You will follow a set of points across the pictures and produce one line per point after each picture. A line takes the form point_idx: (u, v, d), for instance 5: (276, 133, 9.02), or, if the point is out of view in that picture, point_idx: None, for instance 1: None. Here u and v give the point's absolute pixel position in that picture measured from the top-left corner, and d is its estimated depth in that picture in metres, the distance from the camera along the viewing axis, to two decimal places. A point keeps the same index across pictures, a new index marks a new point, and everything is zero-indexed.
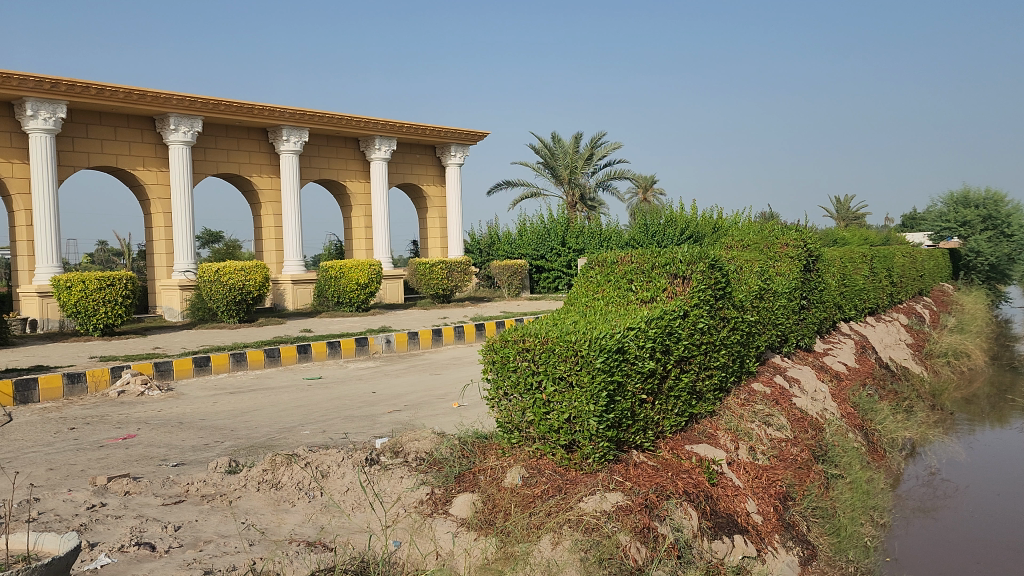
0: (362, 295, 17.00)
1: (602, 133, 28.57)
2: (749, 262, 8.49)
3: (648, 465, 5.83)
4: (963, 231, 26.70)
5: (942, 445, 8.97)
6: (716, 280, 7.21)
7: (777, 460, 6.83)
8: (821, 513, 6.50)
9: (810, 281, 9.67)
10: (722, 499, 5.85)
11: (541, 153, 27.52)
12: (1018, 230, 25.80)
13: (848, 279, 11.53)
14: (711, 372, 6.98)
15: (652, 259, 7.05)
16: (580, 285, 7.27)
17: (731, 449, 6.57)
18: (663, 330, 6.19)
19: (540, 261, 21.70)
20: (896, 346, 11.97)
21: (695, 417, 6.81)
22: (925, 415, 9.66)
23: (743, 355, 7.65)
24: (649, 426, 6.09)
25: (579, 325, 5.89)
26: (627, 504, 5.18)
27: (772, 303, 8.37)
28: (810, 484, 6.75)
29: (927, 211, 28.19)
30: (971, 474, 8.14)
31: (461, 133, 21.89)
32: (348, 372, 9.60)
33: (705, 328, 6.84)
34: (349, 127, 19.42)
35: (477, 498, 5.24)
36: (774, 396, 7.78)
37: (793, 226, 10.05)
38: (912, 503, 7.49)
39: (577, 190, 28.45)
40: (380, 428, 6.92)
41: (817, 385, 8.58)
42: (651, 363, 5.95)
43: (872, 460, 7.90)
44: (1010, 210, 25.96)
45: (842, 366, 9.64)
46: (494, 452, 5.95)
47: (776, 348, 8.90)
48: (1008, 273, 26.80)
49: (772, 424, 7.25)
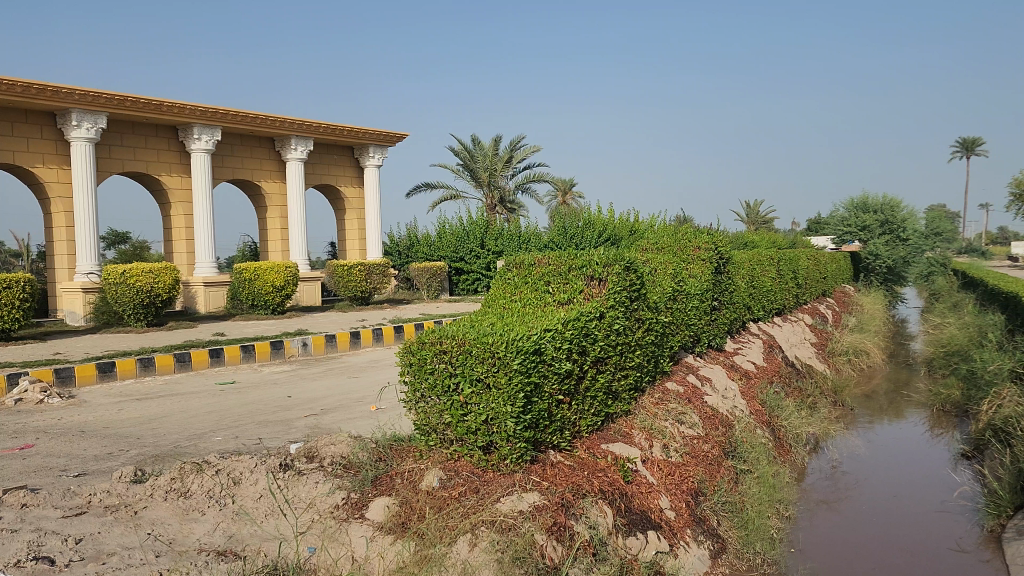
0: (277, 297, 16.66)
1: (522, 136, 28.74)
2: (663, 263, 8.70)
3: (564, 465, 5.92)
4: (863, 235, 27.89)
5: (843, 441, 9.39)
6: (632, 281, 7.35)
7: (689, 457, 7.01)
8: (730, 507, 6.73)
9: (721, 283, 9.96)
10: (636, 496, 5.99)
11: (461, 154, 27.50)
12: (912, 235, 27.09)
13: (757, 280, 11.92)
14: (627, 372, 7.14)
15: (569, 261, 7.14)
16: (498, 286, 7.32)
17: (645, 447, 6.72)
18: (580, 331, 6.28)
19: (459, 263, 21.69)
20: (801, 345, 12.46)
21: (611, 417, 6.94)
22: (827, 411, 10.08)
23: (657, 355, 7.84)
24: (567, 426, 6.19)
25: (495, 326, 5.93)
26: (544, 504, 5.24)
27: (684, 304, 8.59)
28: (720, 479, 6.97)
29: (830, 216, 29.36)
30: (870, 467, 8.55)
31: (379, 133, 21.68)
32: (263, 376, 9.40)
33: (620, 329, 6.97)
34: (264, 126, 19.01)
35: (394, 501, 5.21)
36: (687, 395, 7.98)
37: (705, 228, 10.33)
38: (816, 496, 7.82)
39: (496, 192, 28.54)
40: (295, 433, 6.80)
41: (727, 383, 8.86)
42: (567, 365, 6.04)
43: (778, 455, 8.21)
44: (905, 216, 27.26)
45: (750, 365, 9.96)
46: (412, 454, 5.93)
47: (689, 348, 9.14)
48: (904, 275, 28.13)
49: (685, 422, 7.45)
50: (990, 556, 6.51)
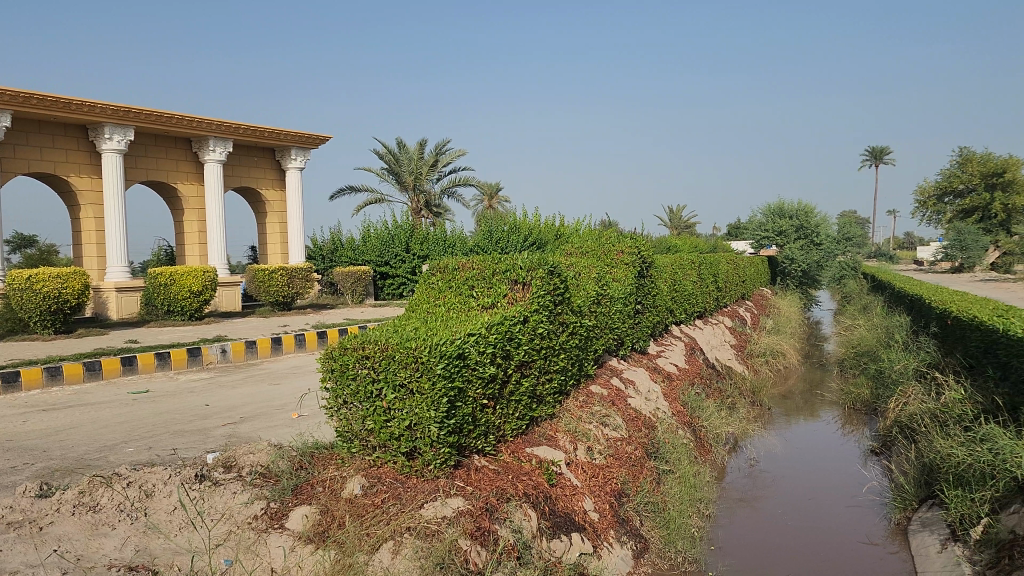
0: (195, 302, 16.19)
1: (447, 140, 28.67)
2: (587, 268, 8.80)
3: (489, 469, 5.92)
4: (779, 240, 28.71)
5: (760, 440, 9.66)
6: (556, 286, 7.40)
7: (612, 459, 7.09)
8: (652, 507, 6.84)
9: (644, 286, 10.11)
10: (560, 499, 6.02)
11: (386, 158, 27.25)
12: (825, 240, 28.06)
13: (678, 283, 12.16)
14: (551, 376, 7.18)
15: (493, 265, 7.14)
16: (422, 291, 7.26)
17: (569, 450, 6.78)
18: (503, 335, 6.29)
19: (385, 268, 21.47)
20: (721, 347, 12.77)
21: (536, 421, 6.97)
22: (746, 410, 10.36)
23: (582, 358, 7.92)
24: (491, 431, 6.19)
25: (419, 331, 5.88)
26: (468, 509, 5.22)
27: (608, 308, 8.70)
28: (642, 480, 7.08)
29: (748, 221, 30.17)
30: (786, 465, 8.81)
31: (302, 137, 21.32)
32: (180, 385, 9.12)
33: (544, 333, 7.00)
34: (180, 127, 18.46)
35: (315, 510, 5.11)
36: (610, 397, 8.08)
37: (628, 232, 10.48)
38: (736, 494, 8.02)
39: (422, 196, 28.43)
40: (212, 442, 6.61)
41: (650, 385, 9.01)
42: (492, 369, 6.05)
43: (699, 454, 8.39)
44: (818, 222, 28.21)
45: (672, 367, 10.16)
46: (335, 461, 5.83)
47: (613, 350, 9.26)
48: (818, 279, 29.09)
49: (608, 424, 7.53)
50: (897, 547, 6.78)
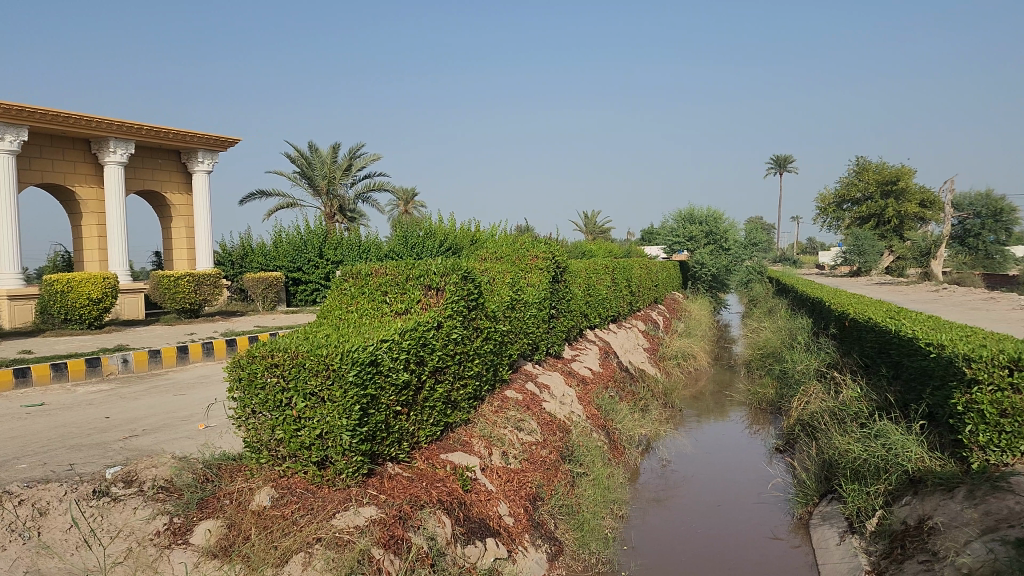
0: (95, 311, 15.55)
1: (360, 144, 28.30)
2: (501, 273, 8.83)
3: (403, 476, 5.86)
4: (690, 245, 29.39)
5: (672, 440, 9.89)
6: (469, 291, 7.39)
7: (527, 463, 7.12)
8: (566, 510, 6.92)
9: (558, 291, 10.20)
10: (475, 505, 6.01)
11: (297, 161, 26.68)
12: (732, 245, 28.93)
13: (592, 287, 12.33)
14: (466, 381, 7.18)
15: (406, 270, 7.09)
16: (334, 297, 7.14)
17: (484, 455, 6.77)
18: (417, 341, 6.25)
19: (296, 274, 21.04)
20: (634, 350, 13.00)
21: (450, 426, 6.94)
22: (658, 412, 10.58)
23: (496, 363, 7.95)
24: (405, 437, 6.14)
25: (330, 338, 5.78)
26: (381, 518, 5.16)
27: (523, 312, 8.75)
28: (557, 483, 7.14)
29: (660, 226, 30.86)
30: (696, 465, 9.05)
31: (209, 139, 20.70)
32: (77, 397, 8.71)
33: (458, 338, 7.00)
34: (78, 127, 17.64)
35: (220, 524, 4.96)
36: (526, 402, 8.13)
37: (541, 238, 10.57)
38: (649, 494, 8.18)
39: (336, 201, 28.01)
40: (112, 456, 6.34)
41: (564, 389, 9.09)
42: (405, 375, 6.01)
43: (613, 457, 8.53)
44: (726, 227, 29.08)
45: (587, 371, 10.28)
46: (243, 472, 5.67)
47: (528, 355, 9.32)
48: (727, 282, 29.98)
49: (523, 429, 7.58)
50: (800, 541, 7.03)
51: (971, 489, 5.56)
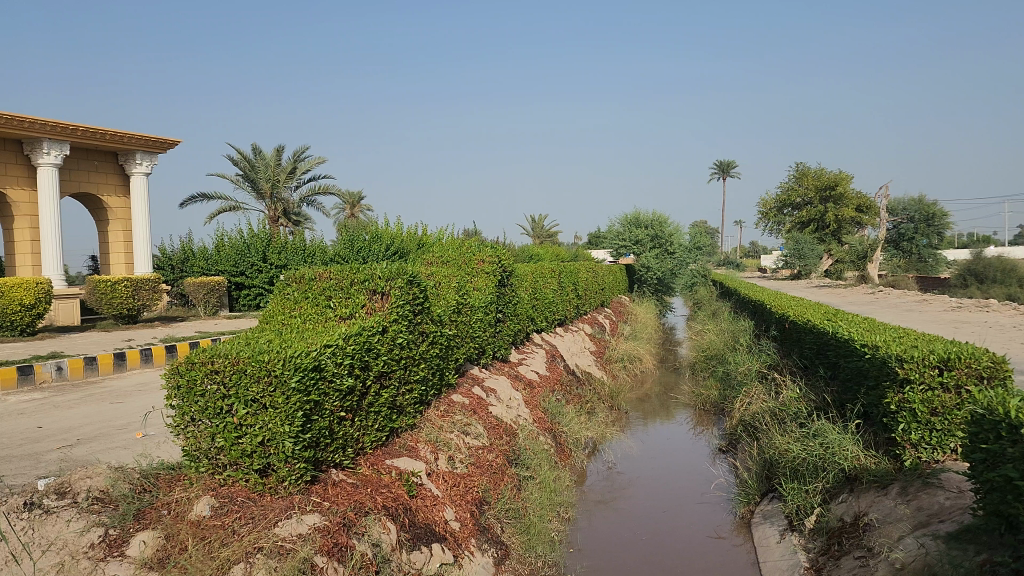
0: (27, 317, 15.06)
1: (304, 146, 27.93)
2: (447, 277, 8.80)
3: (347, 483, 5.80)
4: (636, 249, 29.70)
5: (618, 443, 9.98)
6: (415, 295, 7.35)
7: (474, 468, 7.11)
8: (513, 513, 6.92)
9: (504, 295, 10.22)
10: (420, 510, 5.97)
11: (240, 164, 26.21)
12: (677, 249, 29.31)
13: (539, 291, 12.36)
14: (411, 386, 7.15)
15: (350, 274, 6.99)
16: (276, 302, 7.02)
17: (431, 460, 6.74)
18: (362, 346, 6.19)
19: (239, 278, 20.61)
20: (581, 354, 13.08)
21: (396, 432, 6.90)
22: (604, 415, 10.67)
23: (443, 368, 7.92)
24: (349, 444, 6.08)
25: (272, 343, 5.69)
26: (324, 525, 5.09)
27: (469, 317, 8.74)
28: (503, 487, 7.14)
29: (607, 230, 31.12)
30: (642, 466, 9.15)
31: (148, 140, 20.21)
32: (8, 406, 8.42)
33: (404, 342, 6.97)
34: (9, 127, 17.00)
35: (157, 535, 4.83)
36: (472, 406, 8.12)
37: (488, 243, 10.57)
38: (595, 497, 8.24)
39: (280, 205, 27.61)
40: (45, 467, 6.15)
41: (511, 393, 9.10)
42: (350, 381, 5.95)
43: (559, 459, 8.57)
44: (671, 231, 29.47)
45: (534, 374, 10.32)
46: (181, 481, 5.53)
47: (475, 359, 9.31)
48: (672, 286, 30.38)
49: (470, 433, 7.57)
50: (742, 540, 7.15)
51: (904, 486, 5.74)
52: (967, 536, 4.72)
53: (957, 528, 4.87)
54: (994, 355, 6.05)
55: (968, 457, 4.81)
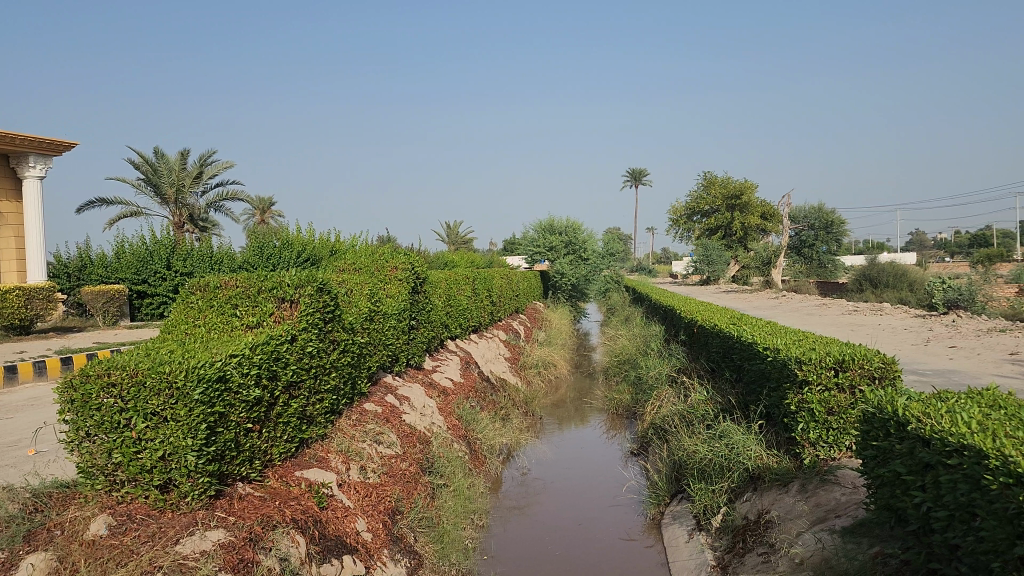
0: None
1: (211, 150, 27.13)
2: (359, 284, 8.71)
3: (254, 496, 5.64)
4: (550, 255, 29.98)
5: (532, 449, 10.05)
6: (325, 303, 7.25)
7: (387, 477, 7.03)
8: (426, 522, 6.87)
9: (418, 302, 10.17)
10: (331, 522, 5.86)
11: (142, 168, 25.20)
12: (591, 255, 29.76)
13: (453, 299, 12.32)
14: (323, 396, 7.03)
15: (257, 282, 6.86)
16: (179, 311, 6.78)
17: (342, 471, 6.63)
18: (270, 355, 6.06)
19: (142, 286, 19.79)
20: (495, 360, 13.09)
21: (306, 442, 6.76)
22: (518, 421, 10.72)
23: (354, 376, 7.81)
24: (256, 456, 5.92)
25: (173, 354, 5.49)
26: (229, 541, 4.93)
27: (382, 324, 8.66)
28: (416, 496, 7.07)
29: (522, 237, 31.28)
30: (555, 471, 9.23)
31: (43, 142, 19.28)
32: None
33: (314, 351, 6.85)
34: None
35: (47, 557, 4.53)
36: (385, 415, 8.03)
37: (401, 250, 10.52)
38: (510, 503, 8.27)
39: (185, 210, 26.76)
40: None
41: (425, 401, 9.06)
42: (256, 392, 5.80)
43: (474, 466, 8.56)
44: (584, 238, 29.90)
45: (448, 382, 10.28)
46: (75, 499, 5.24)
47: (388, 367, 9.22)
48: (586, 292, 30.79)
49: (382, 442, 7.49)
50: (653, 541, 7.29)
51: (803, 483, 5.97)
52: (861, 530, 4.93)
53: (852, 523, 5.09)
54: (884, 355, 6.39)
55: (861, 454, 5.04)
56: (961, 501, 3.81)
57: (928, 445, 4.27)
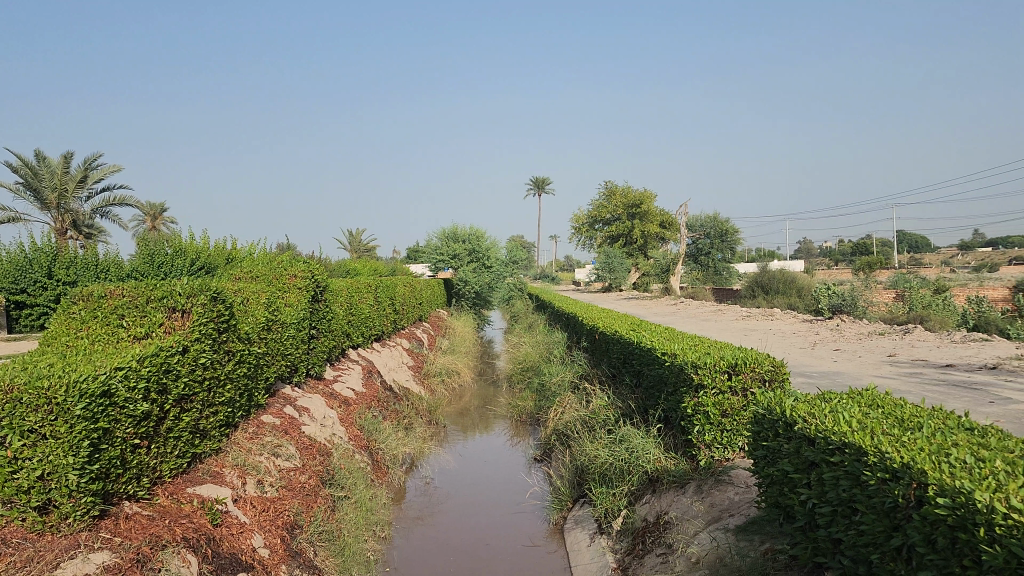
0: None
1: (97, 154, 26.00)
2: (256, 292, 8.46)
3: (143, 515, 5.38)
4: (454, 263, 29.87)
5: (436, 458, 9.99)
6: (219, 312, 7.02)
7: (285, 490, 6.84)
8: (327, 536, 6.70)
9: (319, 311, 9.97)
10: (225, 540, 5.64)
11: (21, 170, 23.75)
12: (494, 262, 29.83)
13: (355, 307, 12.14)
14: (216, 409, 6.78)
15: (146, 291, 6.62)
16: (58, 321, 6.41)
17: (237, 485, 6.40)
18: (159, 367, 5.80)
19: (20, 296, 18.31)
20: (399, 369, 12.97)
21: (198, 457, 6.49)
22: (422, 430, 10.63)
23: (251, 388, 7.59)
24: (144, 473, 5.64)
25: (52, 367, 5.17)
26: (116, 563, 4.67)
27: (280, 334, 8.44)
28: (316, 509, 6.89)
29: (426, 245, 31.08)
30: (458, 480, 9.20)
31: None
32: None
33: (208, 362, 6.61)
34: None
35: None
36: (283, 427, 7.83)
37: (300, 258, 10.32)
38: (412, 513, 8.20)
39: (68, 216, 25.38)
40: None
41: (325, 411, 8.87)
42: (145, 406, 5.55)
43: (375, 477, 8.43)
44: (487, 245, 29.94)
45: (349, 393, 10.08)
46: None
47: (286, 378, 8.99)
48: (489, 299, 30.83)
49: (281, 454, 7.29)
50: (555, 546, 7.35)
51: (699, 484, 6.15)
52: (754, 528, 5.12)
53: (744, 521, 5.28)
54: (773, 359, 6.70)
55: (752, 454, 5.24)
56: (843, 497, 4.00)
57: (813, 444, 4.46)
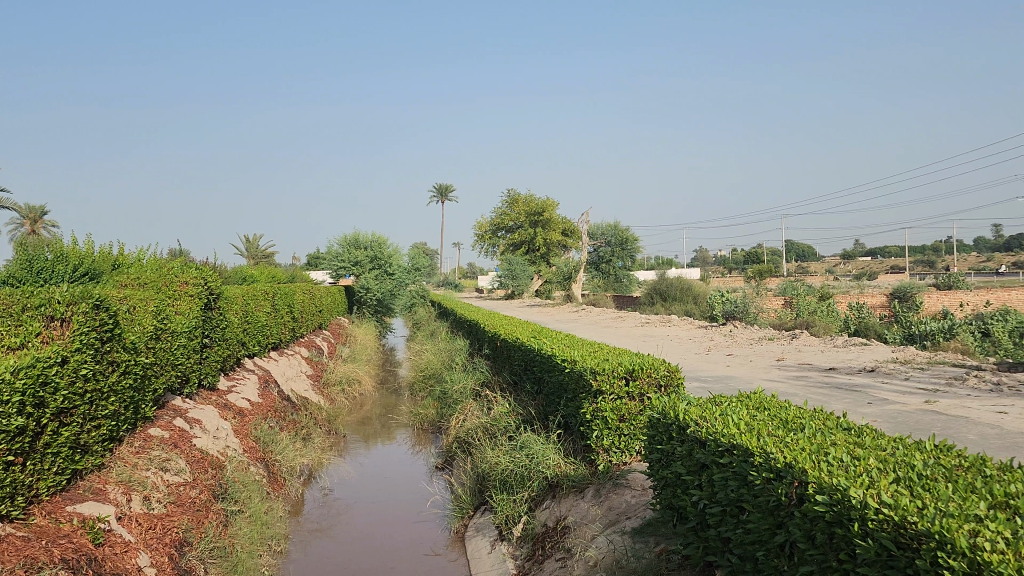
0: None
1: None
2: (144, 300, 8.10)
3: (18, 536, 5.05)
4: (355, 270, 29.39)
5: (335, 469, 9.80)
6: (104, 321, 6.69)
7: (174, 507, 6.56)
8: (218, 552, 6.45)
9: (211, 319, 9.64)
10: (108, 560, 5.36)
11: None
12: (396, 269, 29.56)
13: (250, 316, 11.77)
14: (99, 423, 6.45)
15: (22, 299, 6.35)
16: None
17: (121, 502, 6.09)
18: (36, 380, 5.47)
19: None
20: (297, 378, 12.67)
21: (79, 474, 6.16)
22: (320, 440, 10.39)
23: (138, 400, 7.26)
24: (19, 492, 5.30)
25: None
26: None
27: (169, 343, 8.11)
28: (207, 525, 6.63)
29: (326, 251, 30.39)
30: (357, 491, 9.06)
31: None
32: None
33: (90, 373, 6.28)
34: None
35: None
36: (173, 440, 7.52)
37: (193, 265, 9.94)
38: (310, 526, 8.02)
39: None
40: None
41: (218, 423, 8.56)
42: (20, 421, 5.22)
43: (271, 490, 8.21)
44: (389, 252, 29.66)
45: (245, 403, 9.78)
46: None
47: (176, 390, 8.64)
48: (392, 306, 30.50)
49: (169, 469, 6.99)
50: (456, 554, 7.31)
51: (597, 488, 6.25)
52: (648, 530, 5.24)
53: (640, 523, 5.39)
54: (667, 364, 6.89)
55: (647, 458, 5.36)
56: (731, 497, 4.14)
57: (704, 447, 4.60)
